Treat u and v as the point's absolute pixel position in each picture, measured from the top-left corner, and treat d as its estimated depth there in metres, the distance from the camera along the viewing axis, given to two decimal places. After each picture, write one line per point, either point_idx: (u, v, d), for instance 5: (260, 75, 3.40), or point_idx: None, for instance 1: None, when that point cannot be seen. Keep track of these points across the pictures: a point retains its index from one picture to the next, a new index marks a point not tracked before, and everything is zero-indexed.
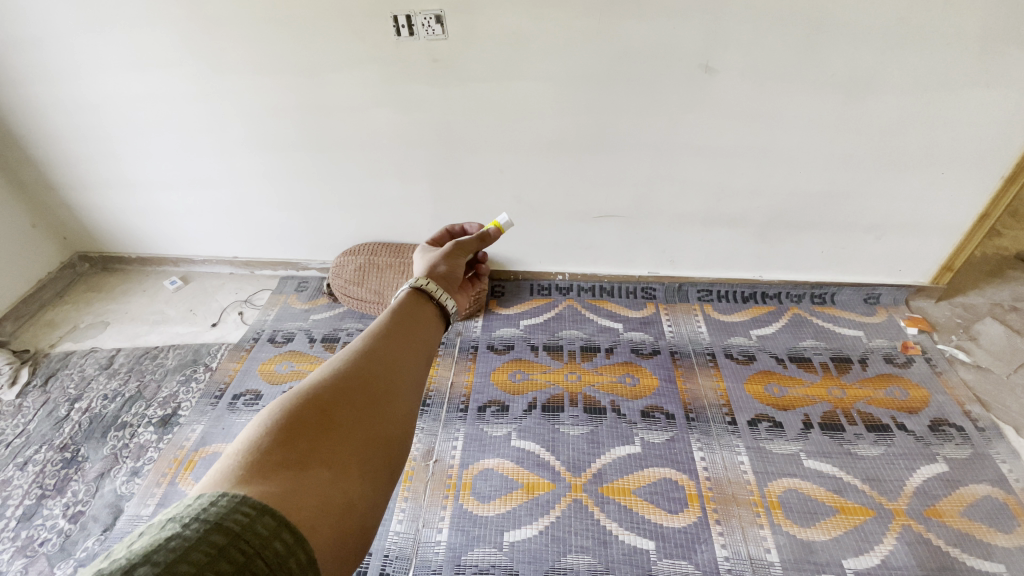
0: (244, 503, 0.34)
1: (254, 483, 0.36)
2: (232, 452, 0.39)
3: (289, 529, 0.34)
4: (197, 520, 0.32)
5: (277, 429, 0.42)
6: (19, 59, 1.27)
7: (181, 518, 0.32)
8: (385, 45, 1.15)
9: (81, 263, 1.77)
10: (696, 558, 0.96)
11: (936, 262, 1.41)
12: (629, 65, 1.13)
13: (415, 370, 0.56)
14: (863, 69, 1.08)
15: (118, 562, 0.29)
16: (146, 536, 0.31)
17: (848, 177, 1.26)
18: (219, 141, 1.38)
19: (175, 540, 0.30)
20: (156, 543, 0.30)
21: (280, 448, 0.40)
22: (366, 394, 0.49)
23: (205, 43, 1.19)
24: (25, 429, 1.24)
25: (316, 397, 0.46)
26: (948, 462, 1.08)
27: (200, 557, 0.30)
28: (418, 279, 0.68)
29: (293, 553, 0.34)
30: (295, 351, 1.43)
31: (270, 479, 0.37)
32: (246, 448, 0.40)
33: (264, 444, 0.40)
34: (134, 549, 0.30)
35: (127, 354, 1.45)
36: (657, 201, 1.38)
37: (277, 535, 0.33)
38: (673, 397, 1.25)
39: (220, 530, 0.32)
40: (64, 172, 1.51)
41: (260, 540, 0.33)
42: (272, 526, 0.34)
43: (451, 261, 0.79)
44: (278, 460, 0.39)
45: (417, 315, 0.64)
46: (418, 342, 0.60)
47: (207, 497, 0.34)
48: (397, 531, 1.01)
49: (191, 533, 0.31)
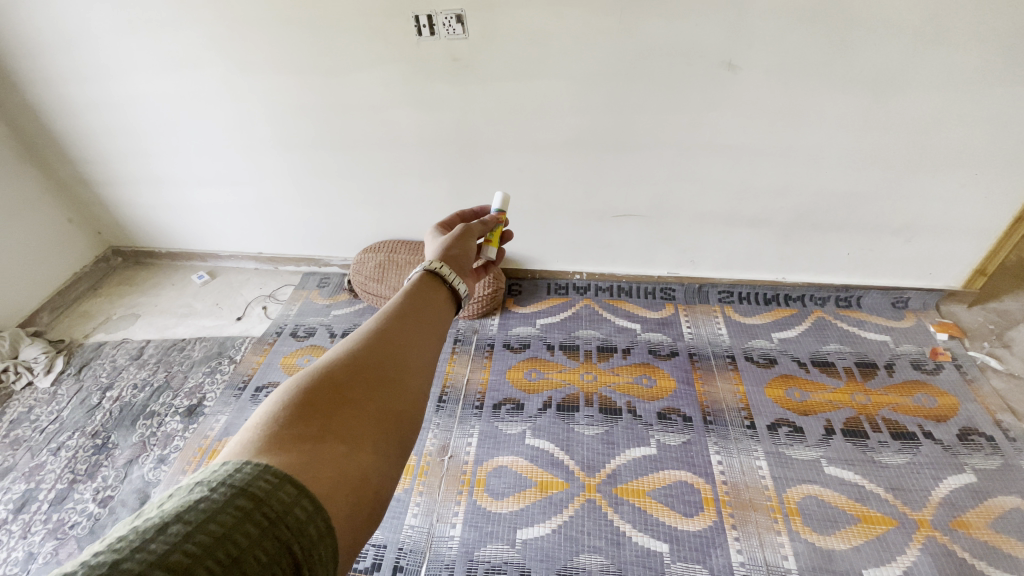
0: (266, 472, 0.34)
1: (273, 454, 0.37)
2: (252, 425, 0.40)
3: (309, 496, 0.35)
4: (223, 484, 0.32)
5: (294, 404, 0.43)
6: (57, 61, 1.33)
7: (208, 482, 0.32)
8: (406, 45, 1.16)
9: (114, 256, 1.83)
10: (711, 562, 0.95)
11: (969, 266, 1.36)
12: (650, 63, 1.12)
13: (427, 350, 0.57)
14: (892, 67, 1.05)
15: (152, 520, 0.30)
16: (177, 497, 0.31)
17: (876, 177, 1.23)
18: (244, 139, 1.42)
19: (204, 502, 0.31)
20: (186, 503, 0.31)
21: (297, 423, 0.41)
22: (379, 373, 0.50)
23: (234, 45, 1.22)
24: (59, 416, 1.29)
25: (331, 375, 0.47)
26: (977, 472, 1.04)
27: (228, 519, 0.30)
28: (432, 262, 0.69)
29: (313, 520, 0.34)
30: (316, 346, 1.46)
31: (288, 451, 0.38)
32: (265, 421, 0.41)
33: (281, 418, 0.41)
34: (166, 509, 0.30)
35: (156, 346, 1.50)
36: (677, 200, 1.36)
37: (298, 502, 0.34)
38: (691, 399, 1.24)
39: (246, 494, 0.32)
40: (100, 170, 1.57)
41: (282, 506, 0.33)
42: (293, 493, 0.34)
43: (463, 246, 0.81)
44: (296, 434, 0.40)
45: (430, 298, 0.65)
46: (431, 323, 0.61)
47: (232, 465, 0.34)
48: (412, 525, 1.02)
49: (219, 496, 0.31)
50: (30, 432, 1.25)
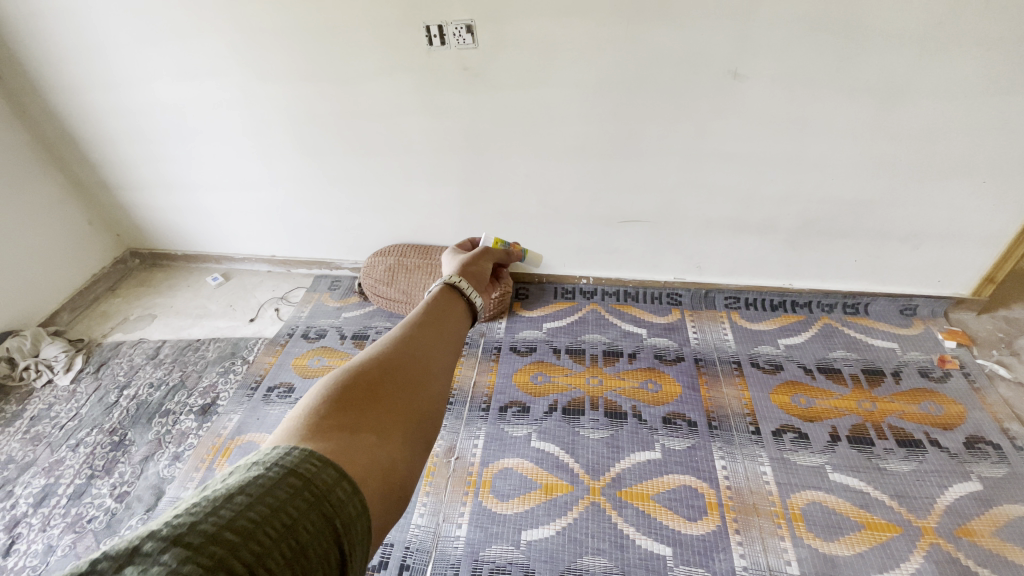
0: (312, 455, 0.36)
1: (315, 440, 0.39)
2: (294, 416, 0.43)
3: (348, 480, 0.37)
4: (277, 464, 0.35)
5: (331, 398, 0.45)
6: (80, 69, 1.37)
7: (264, 462, 0.35)
8: (417, 54, 1.19)
9: (132, 258, 1.88)
10: (714, 565, 0.95)
11: (978, 273, 1.35)
12: (656, 72, 1.14)
13: (447, 356, 0.59)
14: (898, 75, 1.06)
15: (220, 490, 0.32)
16: (237, 473, 0.34)
17: (882, 184, 1.23)
18: (258, 145, 1.46)
19: (262, 477, 0.33)
20: (246, 479, 0.33)
21: (334, 414, 0.43)
22: (406, 373, 0.52)
23: (249, 53, 1.26)
24: (78, 413, 1.33)
25: (361, 373, 0.49)
26: (983, 480, 1.04)
27: (282, 493, 0.33)
28: (450, 277, 0.72)
29: (352, 500, 0.36)
30: (327, 348, 1.48)
31: (328, 438, 0.40)
32: (306, 412, 0.43)
33: (320, 410, 0.43)
34: (230, 482, 0.33)
35: (171, 346, 1.53)
36: (684, 206, 1.37)
37: (338, 484, 0.36)
38: (695, 404, 1.24)
39: (295, 474, 0.34)
40: (119, 174, 1.62)
41: (325, 486, 0.35)
42: (334, 475, 0.36)
43: (480, 263, 0.84)
44: (333, 424, 0.42)
45: (449, 308, 0.67)
46: (450, 331, 0.63)
47: (282, 448, 0.37)
48: (418, 524, 1.04)
49: (274, 473, 0.34)
50: (50, 429, 1.29)
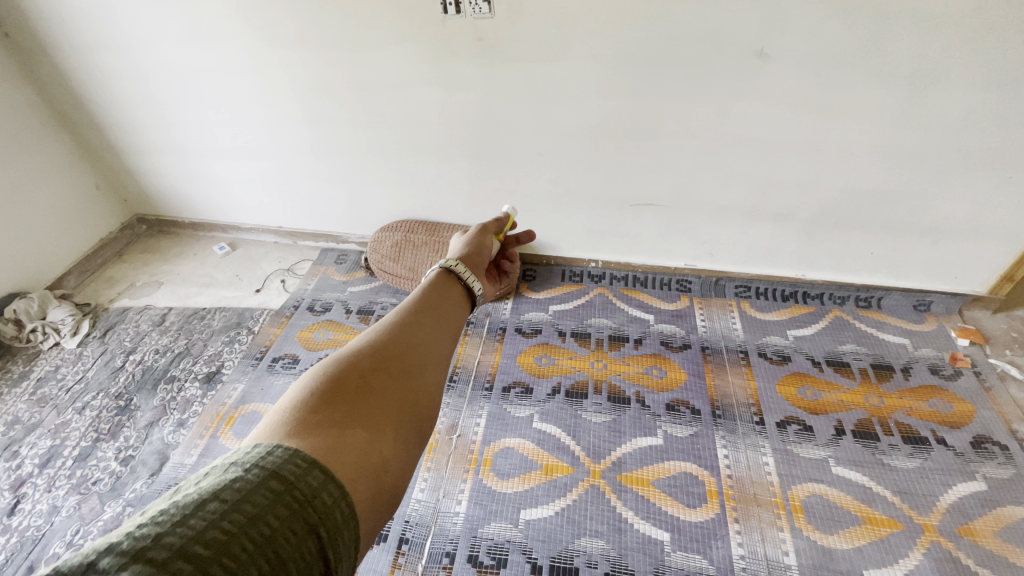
0: (296, 456, 0.36)
1: (301, 437, 0.38)
2: (281, 409, 0.42)
3: (335, 482, 0.36)
4: (257, 466, 0.34)
5: (321, 390, 0.44)
6: (87, 28, 1.35)
7: (243, 463, 0.34)
8: (431, 22, 1.15)
9: (139, 224, 1.87)
10: (711, 553, 0.95)
11: (996, 271, 1.32)
12: (677, 50, 1.10)
13: (443, 345, 0.58)
14: (931, 62, 1.02)
15: (192, 495, 0.31)
16: (213, 475, 0.33)
17: (905, 176, 1.20)
18: (267, 113, 1.43)
19: (239, 482, 0.32)
20: (222, 482, 0.32)
21: (323, 407, 0.42)
22: (400, 362, 0.51)
23: (257, 16, 1.22)
24: (85, 376, 1.34)
25: (354, 364, 0.48)
26: (988, 481, 1.03)
27: (261, 500, 0.32)
28: (448, 260, 0.71)
29: (339, 504, 0.35)
30: (332, 321, 1.48)
31: (316, 435, 0.39)
32: (294, 405, 0.42)
33: (309, 403, 0.42)
34: (204, 486, 0.32)
35: (177, 313, 1.54)
36: (699, 191, 1.34)
37: (324, 487, 0.35)
38: (700, 392, 1.24)
39: (277, 477, 0.33)
40: (126, 137, 1.60)
41: (310, 489, 0.34)
42: (320, 478, 0.35)
43: (478, 246, 0.85)
44: (322, 419, 0.41)
45: (448, 294, 0.66)
46: (448, 318, 0.62)
47: (264, 447, 0.36)
48: (418, 499, 1.05)
49: (252, 477, 0.33)
50: (56, 391, 1.30)
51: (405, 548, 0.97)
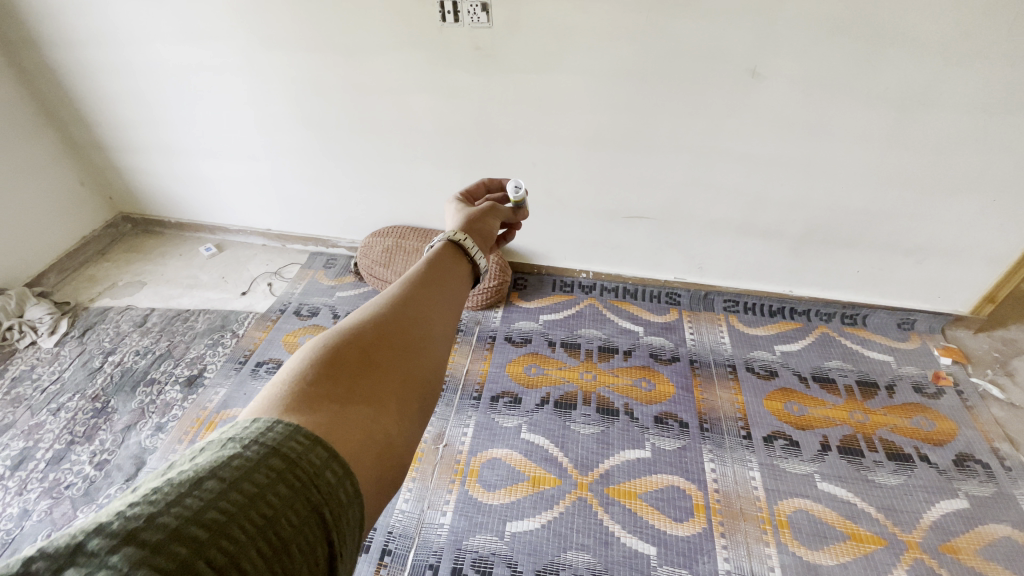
0: (298, 432, 0.32)
1: (301, 413, 0.35)
2: (278, 381, 0.38)
3: (338, 461, 0.33)
4: (257, 442, 0.30)
5: (321, 361, 0.41)
6: (79, 23, 1.33)
7: (242, 439, 0.31)
8: (430, 29, 1.15)
9: (123, 223, 1.83)
10: (698, 568, 0.95)
11: (978, 292, 1.35)
12: (673, 65, 1.11)
13: (448, 320, 0.54)
14: (918, 86, 1.04)
15: (187, 473, 0.28)
16: (210, 452, 0.30)
17: (892, 196, 1.22)
18: (260, 115, 1.42)
19: (238, 459, 0.29)
20: (219, 460, 0.29)
21: (325, 382, 0.39)
22: (405, 337, 0.47)
23: (255, 18, 1.22)
24: (61, 376, 1.31)
25: (357, 336, 0.44)
26: (970, 498, 1.04)
27: (262, 479, 0.29)
28: (455, 234, 0.66)
29: (343, 485, 0.32)
30: (319, 326, 1.46)
31: (316, 412, 0.35)
32: (292, 377, 0.38)
33: (309, 375, 0.39)
34: (200, 463, 0.29)
35: (160, 314, 1.50)
36: (690, 205, 1.36)
37: (328, 466, 0.32)
38: (689, 406, 1.24)
39: (278, 455, 0.30)
40: (115, 135, 1.58)
41: (313, 469, 0.31)
42: (323, 457, 0.32)
43: (486, 221, 0.76)
44: (323, 393, 0.38)
45: (452, 269, 0.62)
46: (452, 293, 0.58)
47: (264, 422, 0.32)
48: (403, 509, 1.03)
49: (252, 454, 0.30)
50: (30, 391, 1.26)
51: (388, 559, 0.95)
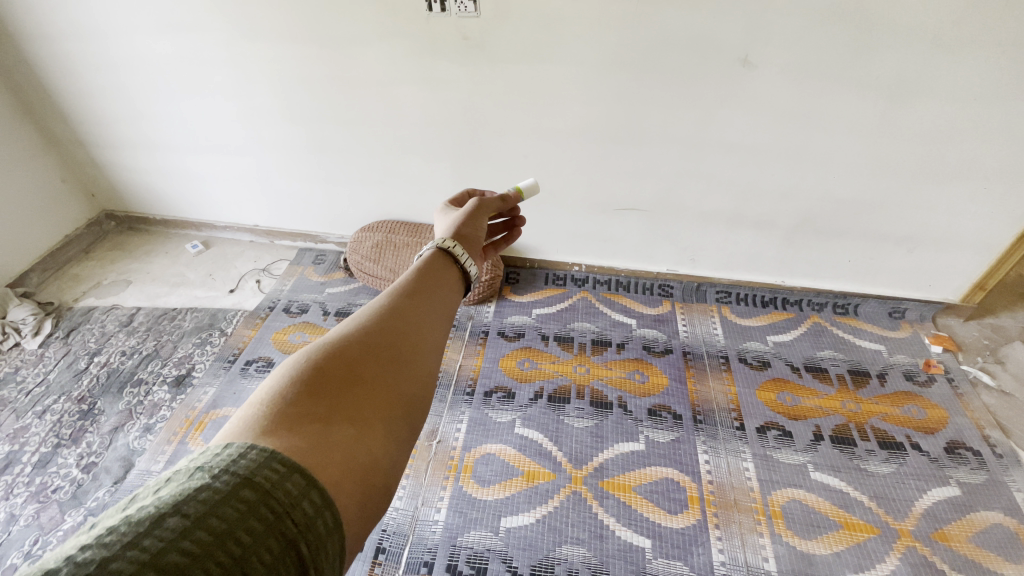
0: (273, 459, 0.31)
1: (278, 436, 0.33)
2: (255, 401, 0.37)
3: (317, 488, 0.31)
4: (227, 472, 0.29)
5: (303, 379, 0.39)
6: (53, 14, 1.29)
7: (211, 468, 0.30)
8: (416, 19, 1.13)
9: (107, 221, 1.79)
10: (693, 560, 0.95)
11: (969, 280, 1.35)
12: (663, 54, 1.10)
13: (438, 330, 0.53)
14: (909, 74, 1.04)
15: (149, 509, 0.27)
16: (175, 483, 0.29)
17: (883, 185, 1.22)
18: (243, 108, 1.39)
19: (205, 492, 0.28)
20: (184, 493, 0.28)
21: (306, 401, 0.37)
22: (390, 351, 0.46)
23: (238, 9, 1.19)
24: (46, 378, 1.28)
25: (340, 351, 0.43)
26: (961, 486, 1.05)
27: (230, 513, 0.28)
28: (444, 240, 0.65)
29: (322, 514, 0.31)
30: (308, 323, 1.44)
31: (295, 433, 0.34)
32: (271, 396, 0.37)
33: (288, 394, 0.37)
34: (163, 498, 0.28)
35: (146, 314, 1.48)
36: (681, 197, 1.35)
37: (306, 495, 0.31)
38: (682, 397, 1.24)
39: (249, 485, 0.29)
40: (96, 130, 1.54)
41: (289, 498, 0.30)
42: (301, 485, 0.31)
43: (477, 223, 0.75)
44: (303, 413, 0.36)
45: (441, 277, 0.60)
46: (441, 302, 0.57)
47: (237, 448, 0.31)
48: (396, 507, 1.02)
49: (221, 485, 0.29)
50: (14, 394, 1.24)
51: (382, 558, 0.95)
